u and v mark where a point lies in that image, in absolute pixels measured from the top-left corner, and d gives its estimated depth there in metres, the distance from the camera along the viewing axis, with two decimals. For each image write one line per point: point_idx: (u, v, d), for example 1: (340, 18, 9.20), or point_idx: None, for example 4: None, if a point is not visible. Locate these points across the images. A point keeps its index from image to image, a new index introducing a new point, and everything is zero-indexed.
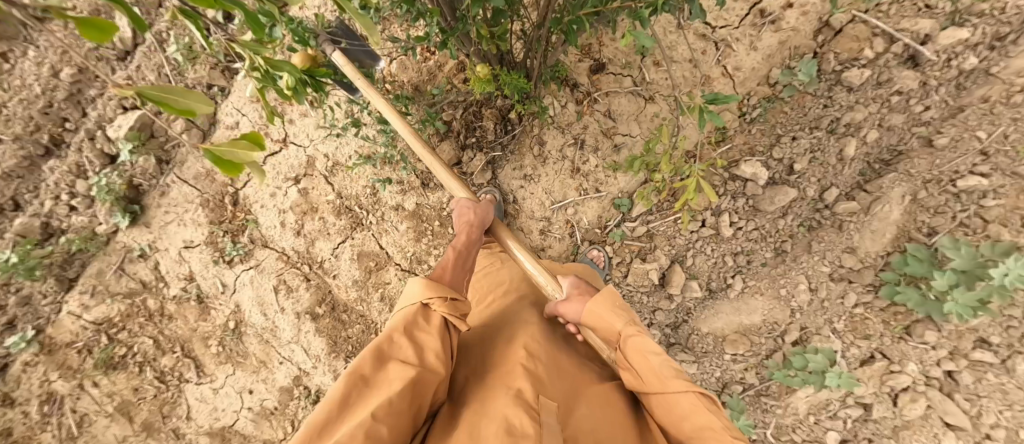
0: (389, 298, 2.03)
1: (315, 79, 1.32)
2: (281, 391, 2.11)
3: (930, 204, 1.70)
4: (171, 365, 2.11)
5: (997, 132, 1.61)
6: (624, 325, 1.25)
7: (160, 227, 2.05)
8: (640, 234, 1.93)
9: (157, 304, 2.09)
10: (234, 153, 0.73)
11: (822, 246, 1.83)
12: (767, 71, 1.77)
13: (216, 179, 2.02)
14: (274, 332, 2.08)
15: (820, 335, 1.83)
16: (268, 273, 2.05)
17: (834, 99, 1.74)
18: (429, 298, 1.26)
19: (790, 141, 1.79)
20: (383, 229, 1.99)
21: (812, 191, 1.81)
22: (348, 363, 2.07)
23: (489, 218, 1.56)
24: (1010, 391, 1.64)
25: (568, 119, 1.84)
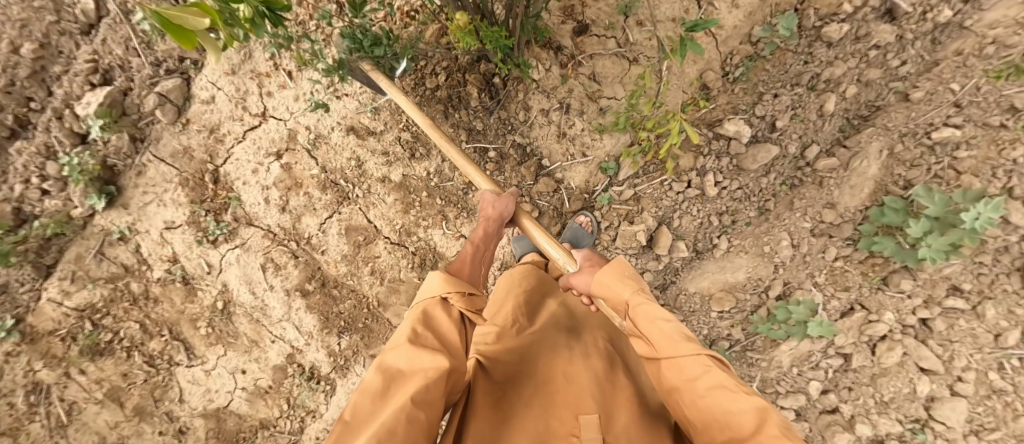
0: (379, 271, 2.03)
1: (275, 13, 1.13)
2: (275, 370, 2.12)
3: (906, 158, 1.75)
4: (160, 348, 2.08)
5: (970, 85, 1.65)
6: (631, 293, 1.30)
7: (139, 208, 1.99)
8: (627, 197, 1.95)
9: (142, 287, 2.05)
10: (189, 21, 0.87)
11: (804, 203, 1.87)
12: (749, 29, 1.76)
13: (194, 157, 1.96)
14: (265, 311, 2.06)
15: (802, 289, 1.90)
16: (254, 251, 2.01)
17: (814, 56, 1.74)
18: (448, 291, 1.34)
19: (772, 99, 1.80)
20: (370, 202, 1.97)
21: (793, 148, 1.84)
22: (342, 338, 2.08)
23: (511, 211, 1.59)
24: (980, 335, 1.73)
25: (553, 83, 1.82)
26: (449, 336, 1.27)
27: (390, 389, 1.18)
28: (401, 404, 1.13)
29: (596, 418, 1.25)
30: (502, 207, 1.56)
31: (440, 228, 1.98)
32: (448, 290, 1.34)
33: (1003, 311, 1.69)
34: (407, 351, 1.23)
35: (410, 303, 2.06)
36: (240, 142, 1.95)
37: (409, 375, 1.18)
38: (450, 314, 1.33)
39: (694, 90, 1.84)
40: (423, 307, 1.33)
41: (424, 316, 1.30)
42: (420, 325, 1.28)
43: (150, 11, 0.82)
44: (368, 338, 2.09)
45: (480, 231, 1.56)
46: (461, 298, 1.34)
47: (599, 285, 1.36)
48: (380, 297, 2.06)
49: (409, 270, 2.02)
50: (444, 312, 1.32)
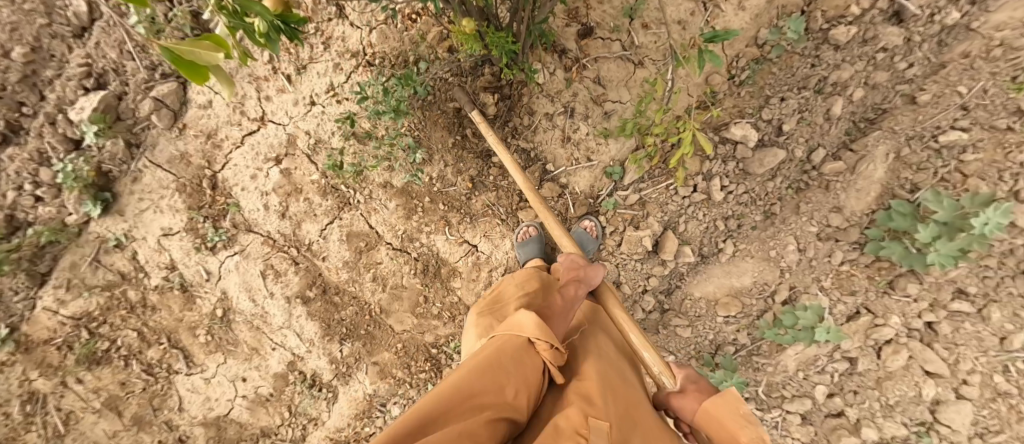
0: (381, 278, 2.00)
1: (291, 28, 1.07)
2: (276, 377, 2.10)
3: (913, 161, 1.73)
4: (159, 357, 2.05)
5: (977, 87, 1.64)
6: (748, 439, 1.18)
7: (135, 215, 1.95)
8: (632, 202, 1.93)
9: (139, 295, 2.01)
10: (197, 53, 0.89)
11: (810, 206, 1.86)
12: (756, 31, 1.74)
13: (191, 163, 1.92)
14: (265, 318, 2.03)
15: (808, 293, 1.89)
16: (253, 258, 1.98)
17: (822, 58, 1.72)
18: (536, 337, 1.29)
19: (779, 102, 1.78)
20: (371, 208, 1.94)
21: (800, 152, 1.82)
22: (343, 346, 2.06)
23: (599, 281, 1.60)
24: (985, 338, 1.72)
25: (557, 87, 1.80)
26: (527, 385, 1.23)
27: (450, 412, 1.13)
28: (452, 432, 1.07)
29: (606, 425, 1.17)
30: (594, 274, 1.57)
31: (443, 234, 1.95)
32: (537, 335, 1.29)
33: (1008, 314, 1.68)
34: (482, 386, 1.17)
35: (412, 310, 2.03)
36: (238, 147, 1.91)
37: (473, 413, 1.13)
38: (536, 362, 1.27)
39: (701, 92, 1.82)
40: (511, 343, 1.29)
41: (508, 353, 1.25)
42: (503, 359, 1.23)
43: (163, 50, 0.84)
44: (370, 345, 2.07)
45: (569, 290, 1.52)
46: (551, 349, 1.29)
47: (704, 415, 1.26)
48: (382, 304, 2.03)
49: (412, 276, 2.00)
50: (529, 355, 1.27)
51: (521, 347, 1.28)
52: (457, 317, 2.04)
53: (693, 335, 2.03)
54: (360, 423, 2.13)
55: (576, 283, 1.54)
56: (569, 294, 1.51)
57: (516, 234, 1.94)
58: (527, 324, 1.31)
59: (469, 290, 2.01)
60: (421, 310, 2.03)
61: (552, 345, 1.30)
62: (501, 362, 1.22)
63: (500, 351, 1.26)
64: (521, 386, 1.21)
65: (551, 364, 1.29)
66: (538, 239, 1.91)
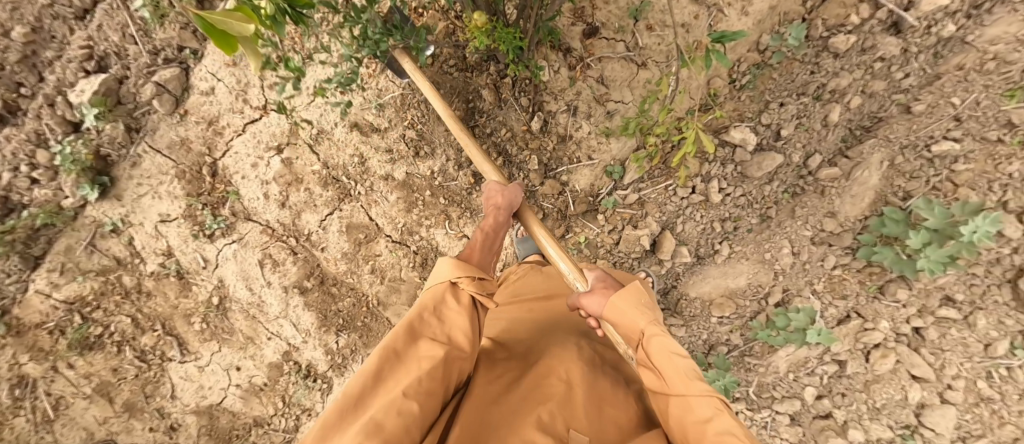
0: (380, 270, 2.01)
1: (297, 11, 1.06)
2: (271, 367, 2.10)
3: (906, 169, 1.78)
4: (152, 343, 2.05)
5: (970, 99, 1.68)
6: (647, 324, 1.17)
7: (133, 201, 1.94)
8: (632, 201, 1.95)
9: (134, 281, 2.00)
10: (232, 25, 0.80)
11: (806, 211, 1.89)
12: (758, 36, 1.76)
13: (191, 149, 1.91)
14: (262, 308, 2.03)
15: (800, 296, 1.92)
16: (251, 247, 1.98)
17: (821, 66, 1.75)
18: (458, 277, 1.28)
19: (778, 107, 1.81)
20: (372, 200, 1.93)
21: (797, 157, 1.86)
22: (340, 337, 2.06)
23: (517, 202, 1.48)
24: (970, 344, 1.76)
25: (561, 85, 1.81)
26: (456, 328, 1.22)
27: (384, 378, 1.13)
28: (393, 397, 1.08)
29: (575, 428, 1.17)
30: (510, 195, 1.46)
31: (442, 227, 1.96)
32: (457, 276, 1.28)
33: (994, 321, 1.73)
34: (415, 344, 1.19)
35: (410, 303, 2.04)
36: (239, 135, 1.89)
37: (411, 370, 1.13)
38: (461, 303, 1.26)
39: (702, 96, 1.83)
40: (433, 293, 1.27)
41: (429, 304, 1.24)
42: (426, 314, 1.22)
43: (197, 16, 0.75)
44: (366, 337, 2.07)
45: (489, 222, 1.45)
46: (472, 286, 1.28)
47: (612, 310, 1.22)
48: (380, 296, 2.04)
49: (410, 269, 2.00)
50: (452, 300, 1.27)
51: (443, 291, 1.27)
52: None
53: (687, 335, 2.08)
54: None
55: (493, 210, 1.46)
56: (490, 226, 1.45)
57: (516, 231, 2.00)
58: (445, 272, 1.29)
59: None
60: None
61: (472, 277, 1.30)
62: (424, 319, 1.22)
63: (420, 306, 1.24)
64: (448, 332, 1.21)
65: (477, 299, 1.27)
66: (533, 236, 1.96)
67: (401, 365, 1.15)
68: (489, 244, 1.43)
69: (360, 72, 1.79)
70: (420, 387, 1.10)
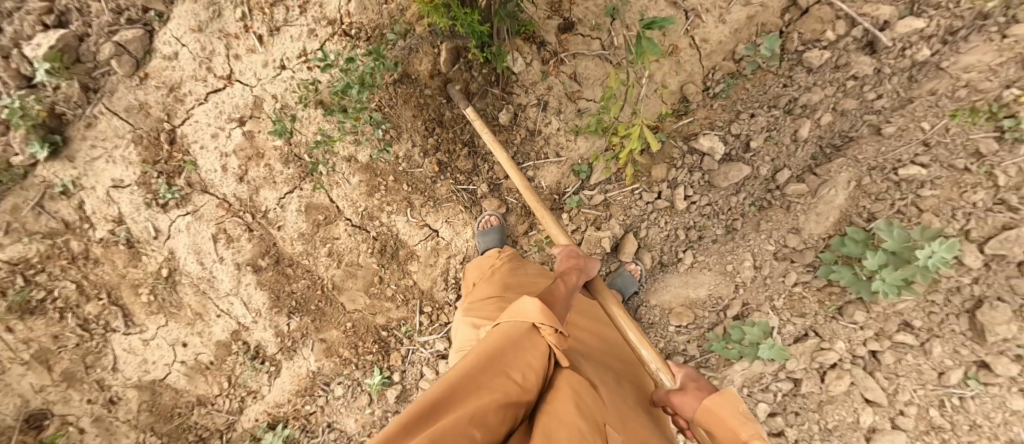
0: (337, 253, 1.96)
1: None
2: (219, 346, 2.05)
3: (872, 191, 1.76)
4: (96, 312, 1.98)
5: (940, 125, 1.68)
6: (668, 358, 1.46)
7: (86, 163, 1.87)
8: (596, 203, 1.93)
9: (82, 246, 1.93)
10: None
11: (770, 225, 1.88)
12: (734, 46, 1.75)
13: (150, 114, 1.85)
14: (212, 283, 1.98)
15: (759, 311, 1.90)
16: (206, 220, 1.92)
17: (794, 79, 1.74)
18: (542, 322, 1.26)
19: (748, 118, 1.79)
20: (334, 181, 1.89)
21: (765, 170, 1.84)
22: (292, 319, 2.01)
23: (592, 272, 1.58)
24: (924, 372, 1.75)
25: (533, 79, 1.78)
26: (530, 372, 1.19)
27: (454, 397, 1.10)
28: (461, 418, 1.05)
29: None
30: (590, 263, 1.55)
31: (404, 215, 1.92)
32: (543, 322, 1.26)
33: (949, 350, 1.72)
34: (486, 371, 1.15)
35: (366, 289, 1.99)
36: (201, 104, 1.84)
37: (480, 399, 1.10)
38: (540, 347, 1.24)
39: (675, 101, 1.83)
40: (512, 328, 1.25)
41: (513, 338, 1.22)
42: (509, 350, 1.20)
43: None
44: (320, 321, 2.02)
45: (570, 279, 1.50)
46: (555, 335, 1.26)
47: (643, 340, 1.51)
48: (336, 280, 1.99)
49: (368, 255, 1.96)
50: (532, 340, 1.24)
51: (525, 333, 1.25)
52: (411, 301, 2.00)
53: None
54: (301, 401, 2.08)
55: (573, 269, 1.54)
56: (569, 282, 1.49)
57: (477, 223, 1.92)
58: (531, 312, 1.28)
59: (426, 275, 1.98)
60: (375, 291, 1.99)
61: (556, 330, 1.27)
62: (505, 351, 1.20)
63: (504, 340, 1.22)
64: (525, 375, 1.18)
65: (557, 350, 1.26)
66: (496, 230, 1.89)
67: (473, 389, 1.12)
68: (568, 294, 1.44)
69: (329, 49, 1.75)
70: (486, 418, 1.07)
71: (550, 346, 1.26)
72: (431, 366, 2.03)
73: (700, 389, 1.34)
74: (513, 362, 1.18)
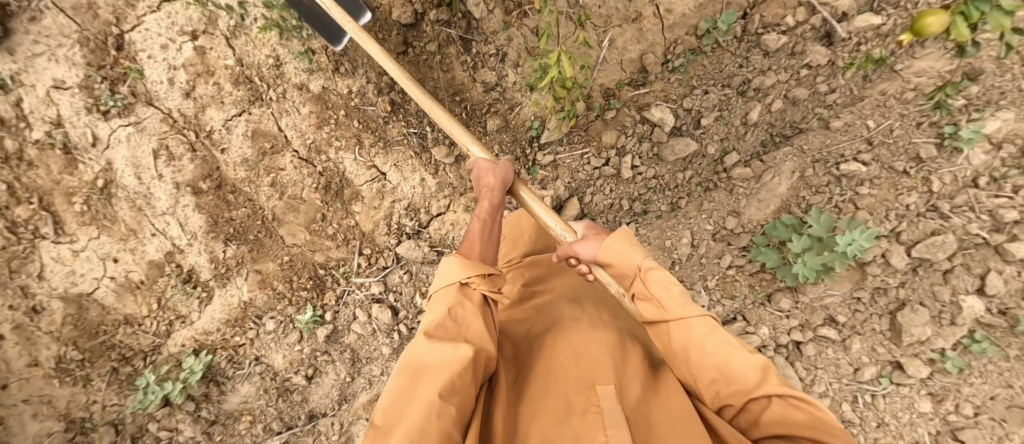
0: (281, 185, 1.93)
1: None
2: (151, 266, 2.01)
3: (813, 183, 1.80)
4: (26, 217, 1.91)
5: (885, 125, 1.71)
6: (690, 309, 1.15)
7: (26, 58, 1.79)
8: (545, 163, 1.94)
9: (16, 146, 1.85)
10: None
11: (711, 206, 1.90)
12: (697, 21, 1.74)
13: (98, 16, 1.80)
14: (149, 200, 1.95)
15: (692, 290, 1.94)
16: (148, 133, 1.89)
17: (750, 61, 1.75)
18: (468, 277, 1.26)
19: (701, 94, 1.81)
20: (283, 109, 1.87)
21: (712, 149, 1.86)
22: (228, 247, 1.98)
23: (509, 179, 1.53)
24: (842, 366, 1.84)
25: (494, 28, 1.75)
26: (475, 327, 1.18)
27: (417, 386, 1.08)
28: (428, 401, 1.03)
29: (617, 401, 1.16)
30: (502, 175, 1.49)
31: (352, 153, 1.90)
32: (469, 275, 1.25)
33: (867, 347, 1.81)
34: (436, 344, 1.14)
35: (307, 225, 1.97)
36: (153, 13, 1.80)
37: (438, 374, 1.08)
38: (475, 299, 1.23)
39: (634, 70, 1.83)
40: (445, 295, 1.24)
41: (448, 306, 1.20)
42: (446, 317, 1.18)
43: None
44: (256, 252, 2.00)
45: (487, 204, 1.46)
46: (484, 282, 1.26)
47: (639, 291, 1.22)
48: (277, 212, 1.96)
49: (312, 191, 1.94)
50: (467, 297, 1.24)
51: (456, 293, 1.23)
52: (351, 242, 1.99)
53: None
54: (231, 331, 2.05)
55: (488, 184, 1.50)
56: (486, 211, 1.46)
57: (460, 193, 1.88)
58: (455, 272, 1.27)
59: (368, 217, 1.97)
60: (316, 227, 1.97)
61: (483, 276, 1.27)
62: (445, 321, 1.17)
63: (439, 310, 1.20)
64: (469, 331, 1.17)
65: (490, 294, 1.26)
66: None
67: (429, 369, 1.09)
68: (488, 231, 1.43)
69: None
70: (453, 388, 1.05)
71: (483, 293, 1.26)
72: (365, 310, 2.02)
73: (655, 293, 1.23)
74: (454, 324, 1.17)
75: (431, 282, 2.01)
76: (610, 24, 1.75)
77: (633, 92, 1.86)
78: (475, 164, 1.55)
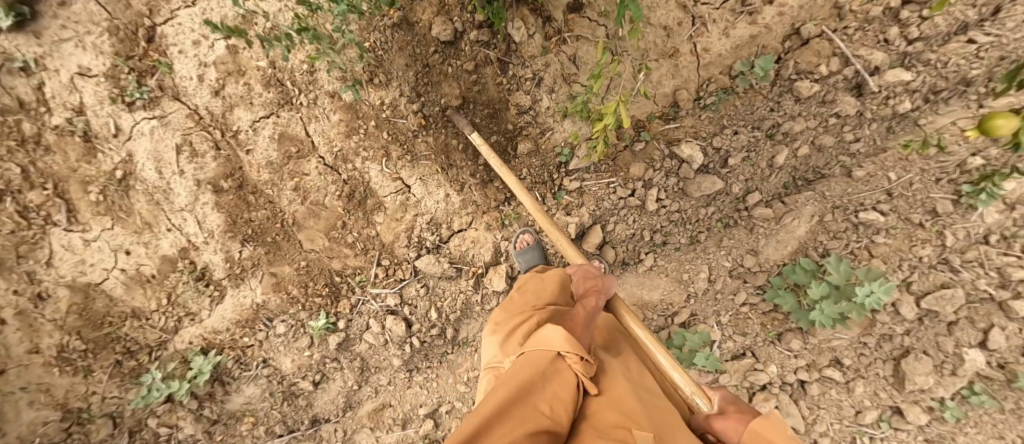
0: (304, 190, 1.92)
1: None
2: (164, 261, 1.98)
3: (832, 228, 1.85)
4: (38, 202, 1.87)
5: (905, 178, 1.76)
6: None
7: (53, 43, 1.76)
8: (571, 189, 1.95)
9: (34, 130, 1.81)
10: None
11: (731, 243, 1.96)
12: (732, 61, 1.77)
13: (132, 6, 1.77)
14: (168, 195, 1.92)
15: (705, 323, 1.98)
16: (172, 128, 1.86)
17: (781, 105, 1.77)
18: (566, 351, 1.30)
19: (731, 134, 1.83)
20: (312, 115, 1.85)
21: (736, 188, 1.89)
22: (244, 247, 1.96)
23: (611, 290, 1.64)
24: (844, 407, 1.85)
25: (532, 52, 1.76)
26: (564, 406, 1.21)
27: (494, 428, 1.14)
28: None
29: None
30: (607, 285, 1.61)
31: (378, 164, 1.89)
32: (567, 350, 1.29)
33: (869, 391, 1.82)
34: (518, 401, 1.19)
35: (327, 231, 1.97)
36: (188, 8, 1.77)
37: (519, 429, 1.14)
38: (567, 377, 1.27)
39: (666, 105, 1.86)
40: (539, 361, 1.28)
41: (541, 370, 1.25)
42: (538, 382, 1.23)
43: None
44: (273, 255, 1.98)
45: (591, 303, 1.53)
46: (580, 362, 1.29)
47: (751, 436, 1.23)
48: (298, 216, 1.95)
49: (335, 198, 1.93)
50: (559, 367, 1.28)
51: (550, 362, 1.28)
52: (370, 251, 1.99)
53: None
54: (240, 332, 2.04)
55: (592, 289, 1.60)
56: (589, 308, 1.52)
57: (515, 242, 1.96)
58: (555, 339, 1.32)
59: (390, 228, 1.97)
60: (336, 235, 1.97)
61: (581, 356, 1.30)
62: (534, 383, 1.23)
63: (533, 370, 1.25)
64: (557, 407, 1.21)
65: (584, 378, 1.28)
66: (533, 248, 1.93)
67: (507, 423, 1.15)
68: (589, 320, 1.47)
69: None
70: None
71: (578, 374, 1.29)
72: (378, 320, 2.02)
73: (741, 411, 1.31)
74: (542, 393, 1.22)
75: (447, 298, 2.02)
76: (647, 57, 1.78)
77: (663, 126, 1.88)
78: (575, 267, 1.72)
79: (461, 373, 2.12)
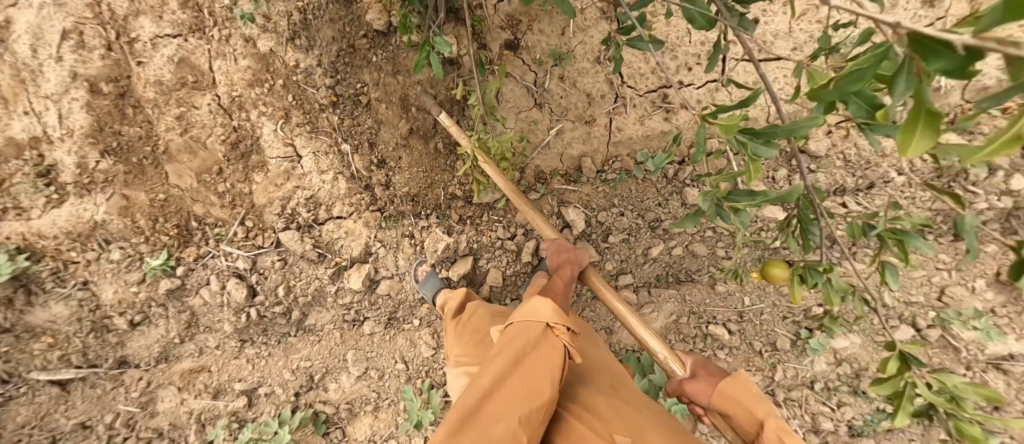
0: (187, 122, 1.79)
1: None
2: (7, 144, 1.69)
3: (683, 331, 1.95)
4: None
5: (757, 306, 1.92)
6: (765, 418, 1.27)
7: None
8: (457, 215, 2.02)
9: None
10: None
11: (591, 314, 2.07)
12: (638, 147, 1.87)
13: None
14: (36, 77, 1.66)
15: None
16: (65, 11, 1.62)
17: (667, 204, 1.88)
18: (555, 322, 1.39)
19: (616, 214, 1.92)
20: (222, 52, 1.73)
21: (610, 266, 1.95)
22: (103, 160, 1.77)
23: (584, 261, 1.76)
24: None
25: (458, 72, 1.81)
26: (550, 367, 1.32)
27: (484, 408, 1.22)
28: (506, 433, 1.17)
29: None
30: (580, 255, 1.71)
31: (274, 123, 1.81)
32: (555, 322, 1.39)
33: None
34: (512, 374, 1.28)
35: (198, 173, 1.85)
36: None
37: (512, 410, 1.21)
38: (555, 345, 1.37)
39: (571, 166, 1.94)
40: (530, 329, 1.38)
41: (531, 339, 1.35)
42: (528, 351, 1.33)
43: None
44: (133, 178, 1.81)
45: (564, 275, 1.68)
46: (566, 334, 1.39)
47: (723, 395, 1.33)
48: (171, 148, 1.82)
49: (218, 142, 1.82)
50: (546, 337, 1.37)
51: (540, 332, 1.37)
52: (237, 207, 1.90)
53: (434, 358, 2.11)
54: (69, 244, 1.82)
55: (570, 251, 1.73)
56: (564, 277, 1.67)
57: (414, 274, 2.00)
58: (545, 313, 1.41)
59: (265, 191, 1.89)
60: (207, 179, 1.86)
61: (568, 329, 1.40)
62: (525, 353, 1.32)
63: (523, 341, 1.35)
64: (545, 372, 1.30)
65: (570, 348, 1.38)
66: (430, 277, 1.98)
67: (505, 390, 1.25)
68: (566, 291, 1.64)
69: None
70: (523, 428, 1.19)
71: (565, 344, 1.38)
72: (220, 278, 1.91)
73: (710, 374, 1.42)
74: (535, 364, 1.31)
75: (302, 279, 1.95)
76: (564, 116, 1.85)
77: (564, 185, 1.95)
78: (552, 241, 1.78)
79: (293, 359, 2.05)
